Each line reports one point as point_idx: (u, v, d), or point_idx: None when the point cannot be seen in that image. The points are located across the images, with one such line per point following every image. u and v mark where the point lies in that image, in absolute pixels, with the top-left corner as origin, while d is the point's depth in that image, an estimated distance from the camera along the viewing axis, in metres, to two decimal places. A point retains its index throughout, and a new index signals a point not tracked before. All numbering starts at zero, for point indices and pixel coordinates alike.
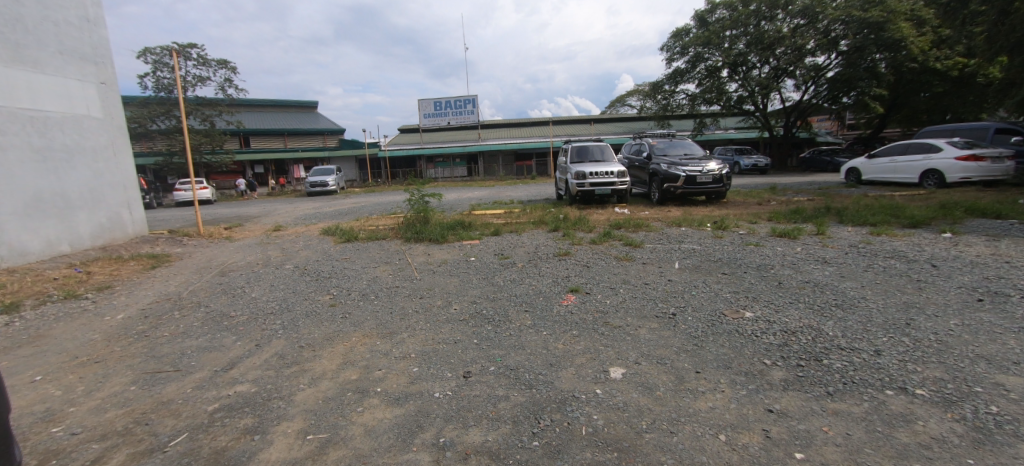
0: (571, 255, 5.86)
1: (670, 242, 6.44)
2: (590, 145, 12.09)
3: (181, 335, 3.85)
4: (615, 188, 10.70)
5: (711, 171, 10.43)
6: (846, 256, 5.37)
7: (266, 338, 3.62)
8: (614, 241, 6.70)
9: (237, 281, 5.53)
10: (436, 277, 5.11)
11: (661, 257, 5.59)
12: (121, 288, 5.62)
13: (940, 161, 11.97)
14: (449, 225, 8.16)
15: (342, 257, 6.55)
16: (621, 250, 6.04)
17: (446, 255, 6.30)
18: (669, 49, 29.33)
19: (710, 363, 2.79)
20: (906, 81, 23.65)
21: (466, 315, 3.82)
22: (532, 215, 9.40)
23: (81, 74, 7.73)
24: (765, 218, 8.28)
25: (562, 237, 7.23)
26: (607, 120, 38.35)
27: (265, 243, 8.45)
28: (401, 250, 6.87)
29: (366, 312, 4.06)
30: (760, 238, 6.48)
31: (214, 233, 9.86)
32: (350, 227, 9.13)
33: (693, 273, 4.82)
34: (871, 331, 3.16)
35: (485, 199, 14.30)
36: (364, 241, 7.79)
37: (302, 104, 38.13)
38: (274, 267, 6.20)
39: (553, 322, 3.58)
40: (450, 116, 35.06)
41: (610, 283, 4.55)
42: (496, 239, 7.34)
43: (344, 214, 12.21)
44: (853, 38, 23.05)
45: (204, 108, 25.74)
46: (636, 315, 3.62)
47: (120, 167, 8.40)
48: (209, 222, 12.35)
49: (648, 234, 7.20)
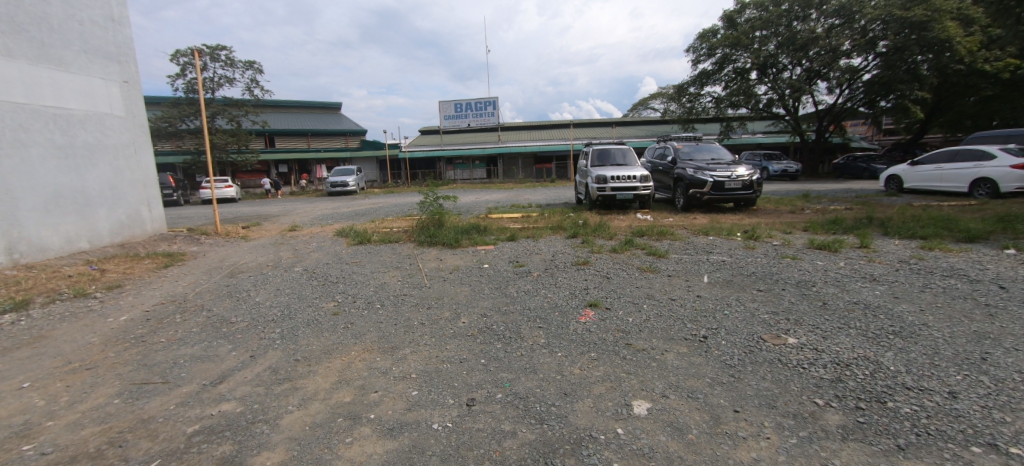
0: (590, 265, 5.50)
1: (697, 253, 6.01)
2: (612, 148, 11.69)
3: (177, 341, 3.67)
4: (637, 193, 10.27)
5: (740, 177, 9.89)
6: (896, 273, 4.85)
7: (262, 348, 3.41)
8: (636, 250, 6.31)
9: (245, 283, 5.41)
10: (446, 286, 4.84)
11: (688, 269, 5.19)
12: (131, 288, 5.57)
13: (992, 169, 11.10)
14: (464, 229, 7.92)
15: (352, 260, 6.36)
16: (644, 261, 5.65)
17: (458, 261, 6.03)
18: (695, 51, 28.60)
19: (750, 399, 2.42)
20: (952, 83, 22.28)
21: (475, 330, 3.53)
22: (550, 220, 9.06)
23: (105, 72, 7.84)
24: (801, 228, 7.73)
25: (580, 244, 6.88)
26: (630, 123, 37.66)
27: (279, 243, 8.38)
28: (413, 254, 6.64)
29: (369, 323, 3.82)
30: (797, 251, 5.98)
31: (231, 232, 9.88)
32: (365, 229, 8.99)
33: (724, 288, 4.41)
34: (940, 367, 2.72)
35: (502, 202, 14.03)
36: (376, 244, 7.60)
37: (326, 105, 38.79)
38: (283, 269, 6.05)
39: (569, 342, 3.25)
40: (470, 118, 35.06)
41: (633, 298, 4.19)
42: (512, 245, 7.04)
43: (360, 215, 12.13)
44: (893, 39, 21.90)
45: (231, 108, 26.39)
46: (662, 337, 3.26)
47: (140, 165, 8.47)
48: (229, 220, 12.45)
49: (673, 243, 6.78)
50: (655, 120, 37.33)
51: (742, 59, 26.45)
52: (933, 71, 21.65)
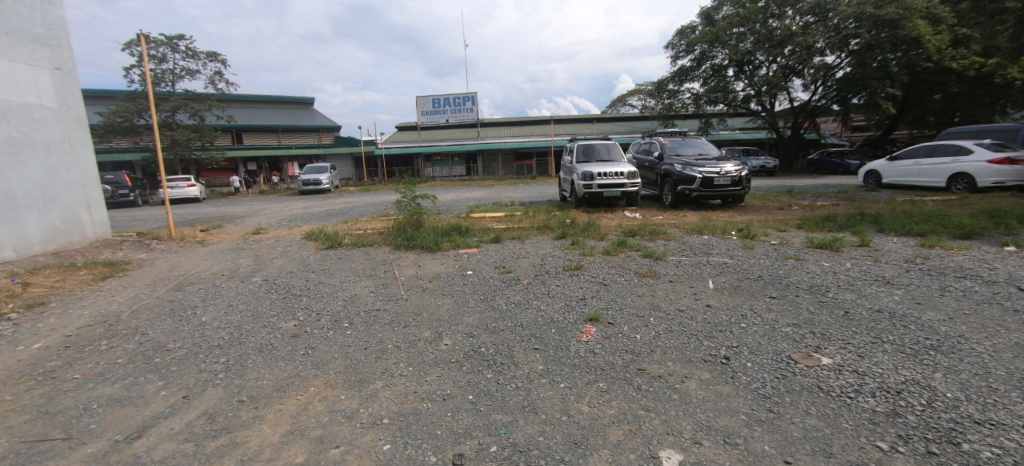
0: (584, 270, 5.02)
1: (696, 254, 5.62)
2: (596, 143, 11.30)
3: (94, 378, 3.00)
4: (625, 190, 9.89)
5: (728, 173, 9.62)
6: (908, 274, 4.57)
7: (201, 385, 2.80)
8: (630, 251, 5.88)
9: (194, 298, 4.72)
10: (425, 297, 4.28)
11: (690, 273, 4.79)
12: (56, 306, 4.78)
13: (969, 164, 11.22)
14: (444, 231, 7.35)
15: (320, 268, 5.71)
16: (641, 264, 5.22)
17: (439, 267, 5.46)
18: (674, 47, 28.63)
19: (799, 445, 1.98)
20: (921, 81, 22.93)
21: (460, 355, 3.00)
22: (536, 219, 8.60)
23: (32, 58, 6.87)
24: (795, 225, 7.50)
25: (570, 245, 6.43)
26: (610, 119, 37.56)
27: (239, 248, 7.60)
28: (389, 259, 6.05)
29: (333, 348, 3.22)
30: (799, 250, 5.68)
31: (187, 236, 9.03)
32: (336, 231, 8.30)
33: (733, 295, 4.02)
34: (1001, 391, 2.34)
35: (484, 200, 13.47)
36: (348, 248, 6.95)
37: (297, 100, 37.23)
38: (240, 280, 5.35)
39: (571, 368, 2.75)
40: (449, 113, 34.24)
41: (636, 309, 3.72)
42: (498, 247, 6.53)
43: (333, 215, 11.36)
44: (866, 36, 22.32)
45: (194, 102, 24.87)
46: (678, 360, 2.81)
47: (77, 163, 7.52)
48: (186, 222, 11.43)
49: (668, 243, 6.39)
50: (635, 117, 37.37)
51: (720, 55, 26.63)
52: (902, 69, 22.18)
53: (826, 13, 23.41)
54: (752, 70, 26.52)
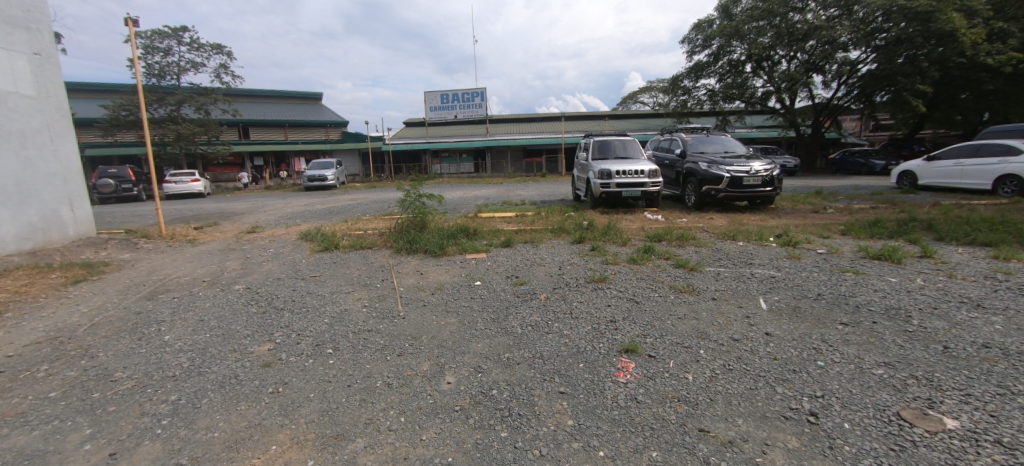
0: (609, 282, 4.37)
1: (736, 264, 4.93)
2: (613, 140, 10.60)
3: (13, 421, 2.41)
4: (645, 190, 9.19)
5: (758, 172, 8.86)
6: (1000, 295, 3.82)
7: (137, 438, 2.19)
8: (660, 260, 5.19)
9: (165, 310, 4.13)
10: (426, 315, 3.65)
11: (735, 289, 4.10)
12: (12, 316, 4.23)
13: (1019, 165, 10.31)
14: (450, 232, 6.71)
15: (310, 275, 5.09)
16: (675, 276, 4.55)
17: (443, 276, 4.83)
18: (689, 42, 27.74)
19: None
20: (952, 78, 21.72)
21: (465, 400, 2.37)
22: (549, 220, 7.98)
23: (7, 41, 6.34)
24: (838, 231, 6.76)
25: (589, 251, 5.77)
26: (622, 116, 36.72)
27: (229, 249, 7.06)
28: (388, 265, 5.41)
29: (309, 386, 2.59)
30: (854, 263, 4.95)
31: (179, 234, 8.53)
32: (334, 231, 7.73)
33: (794, 320, 3.35)
34: None
35: (493, 199, 12.86)
36: (345, 251, 6.36)
37: (305, 95, 36.91)
38: (220, 288, 4.76)
39: (611, 427, 2.09)
40: (457, 109, 33.63)
41: (680, 338, 3.05)
42: (509, 253, 5.89)
43: (334, 213, 10.82)
44: (895, 30, 21.19)
45: (200, 96, 24.51)
46: (749, 418, 2.14)
47: (58, 155, 7.01)
48: (182, 219, 10.93)
49: (699, 250, 5.70)
50: (647, 114, 36.44)
51: (737, 51, 25.69)
52: (933, 65, 20.98)
53: (851, 6, 22.34)
54: (771, 66, 25.60)
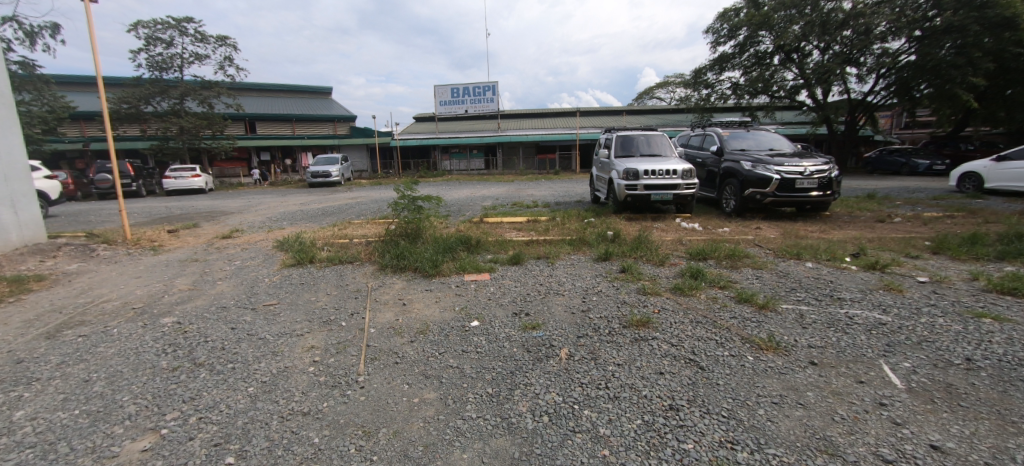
0: (653, 325, 3.20)
1: (823, 302, 3.66)
2: (637, 135, 9.36)
3: None
4: (678, 192, 7.94)
5: (813, 174, 7.51)
6: None
7: None
8: (714, 290, 3.98)
9: (48, 361, 3.02)
10: (395, 385, 2.50)
11: (839, 347, 2.87)
12: None
13: None
14: (448, 245, 5.54)
15: (263, 304, 3.96)
16: (743, 318, 3.33)
17: (431, 310, 3.67)
18: (713, 32, 26.11)
19: None
20: (1007, 70, 19.82)
21: None
22: (566, 229, 6.82)
23: None
24: (928, 249, 5.44)
25: (619, 273, 4.59)
26: (640, 112, 35.17)
27: (190, 260, 6.01)
28: (365, 290, 4.31)
29: None
30: (982, 301, 3.68)
31: (147, 238, 7.55)
32: (315, 239, 6.63)
33: (962, 417, 2.12)
34: None
35: (502, 199, 11.72)
36: (319, 267, 5.27)
37: (314, 90, 36.27)
38: (144, 322, 3.67)
39: None
40: (468, 103, 32.55)
41: (797, 459, 1.83)
42: (519, 273, 4.72)
43: (327, 215, 9.82)
44: (945, 17, 19.29)
45: (203, 89, 23.56)
46: None
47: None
48: (161, 220, 9.98)
49: (761, 275, 4.47)
50: (666, 109, 34.81)
51: (766, 42, 24.01)
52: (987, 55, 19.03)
53: None
54: (801, 58, 23.82)
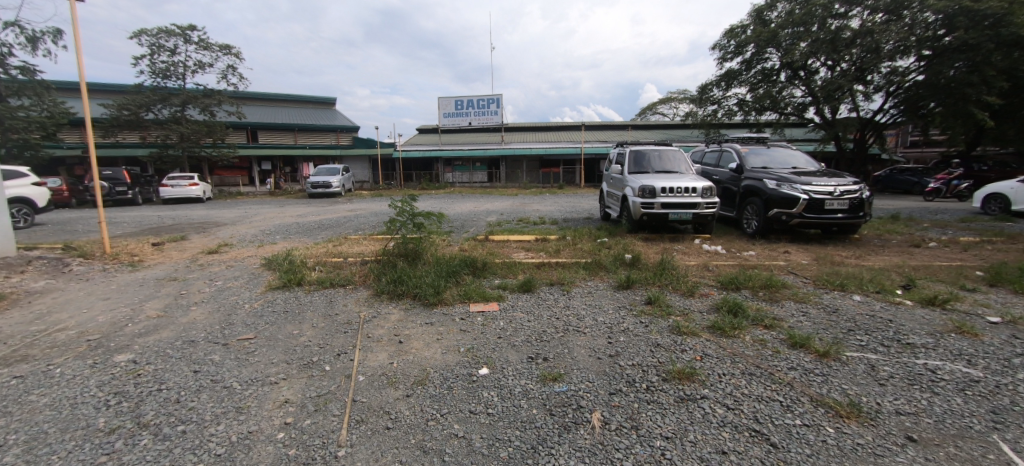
0: (698, 378, 2.66)
1: (894, 348, 3.10)
2: (650, 150, 8.90)
3: None
4: (698, 212, 7.44)
5: (843, 194, 7.00)
6: None
7: None
8: (759, 331, 3.44)
9: None
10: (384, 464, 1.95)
11: (936, 415, 2.32)
12: None
13: None
14: (451, 267, 5.01)
15: (237, 339, 3.41)
16: (805, 371, 2.77)
17: (431, 352, 3.13)
18: (719, 48, 25.92)
19: None
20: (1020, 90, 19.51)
21: None
22: (579, 250, 6.28)
23: None
24: (984, 280, 4.89)
25: (645, 305, 4.04)
26: (645, 127, 34.93)
27: (168, 279, 5.49)
28: (357, 321, 3.77)
29: None
30: None
31: (129, 252, 7.04)
32: (306, 257, 6.10)
33: None
34: None
35: (507, 215, 11.22)
36: (308, 290, 4.74)
37: (317, 100, 36.22)
38: (92, 360, 3.12)
39: None
40: (472, 115, 32.36)
41: None
42: (531, 303, 4.18)
43: (324, 229, 9.32)
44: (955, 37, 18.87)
45: (205, 97, 23.32)
46: None
47: None
48: (148, 231, 9.46)
49: (807, 310, 3.93)
50: (671, 125, 34.58)
51: (772, 58, 23.81)
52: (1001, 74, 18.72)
53: (898, 9, 20.12)
54: (808, 75, 23.49)
